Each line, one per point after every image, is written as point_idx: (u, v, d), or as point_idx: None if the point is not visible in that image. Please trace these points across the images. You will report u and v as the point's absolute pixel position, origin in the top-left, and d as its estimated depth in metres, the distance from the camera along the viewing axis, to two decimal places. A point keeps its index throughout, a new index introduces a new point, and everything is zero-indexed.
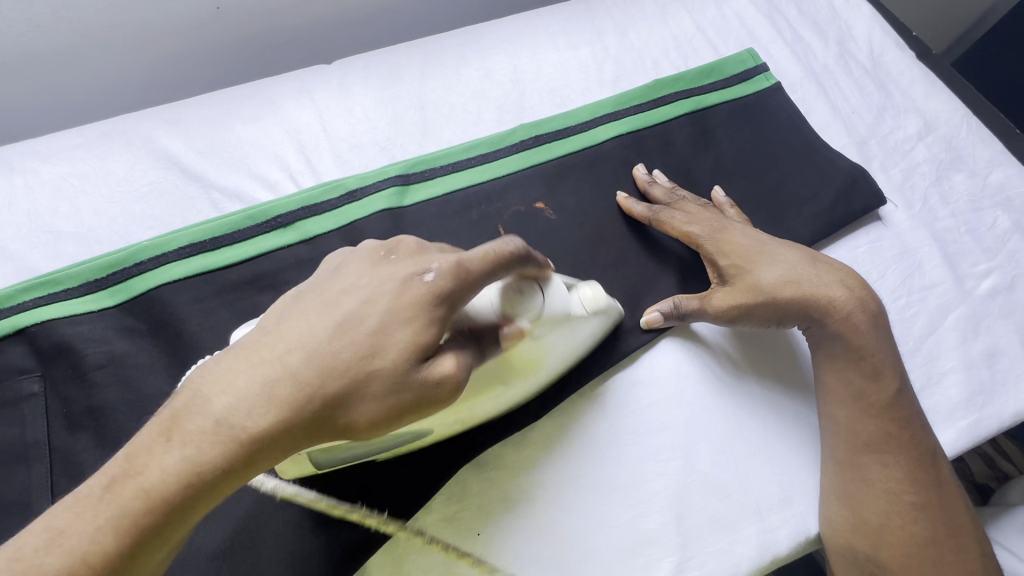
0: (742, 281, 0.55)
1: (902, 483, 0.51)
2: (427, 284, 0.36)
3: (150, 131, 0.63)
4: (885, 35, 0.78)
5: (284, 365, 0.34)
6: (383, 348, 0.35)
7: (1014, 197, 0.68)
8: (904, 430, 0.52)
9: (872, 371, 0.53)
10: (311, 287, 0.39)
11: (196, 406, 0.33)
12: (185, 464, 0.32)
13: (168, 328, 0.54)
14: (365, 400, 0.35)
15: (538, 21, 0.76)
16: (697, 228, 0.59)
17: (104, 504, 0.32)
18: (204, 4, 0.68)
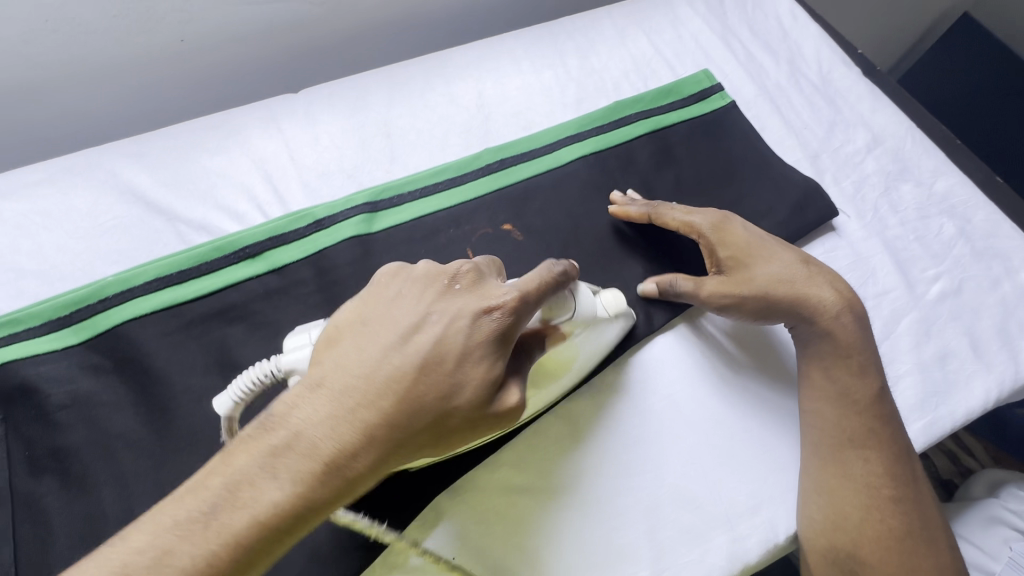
0: (744, 272, 0.58)
1: (880, 477, 0.53)
2: (496, 321, 0.39)
3: (115, 166, 0.63)
4: (832, 53, 0.82)
5: (380, 404, 0.37)
6: (467, 384, 0.38)
7: (958, 204, 0.71)
8: (883, 426, 0.54)
9: (859, 369, 0.56)
10: (378, 312, 0.40)
11: (302, 441, 0.35)
12: (294, 500, 0.34)
13: (135, 365, 0.53)
14: (453, 427, 0.39)
15: (502, 46, 0.78)
16: (702, 219, 0.61)
17: (210, 537, 0.33)
18: (169, 36, 0.69)
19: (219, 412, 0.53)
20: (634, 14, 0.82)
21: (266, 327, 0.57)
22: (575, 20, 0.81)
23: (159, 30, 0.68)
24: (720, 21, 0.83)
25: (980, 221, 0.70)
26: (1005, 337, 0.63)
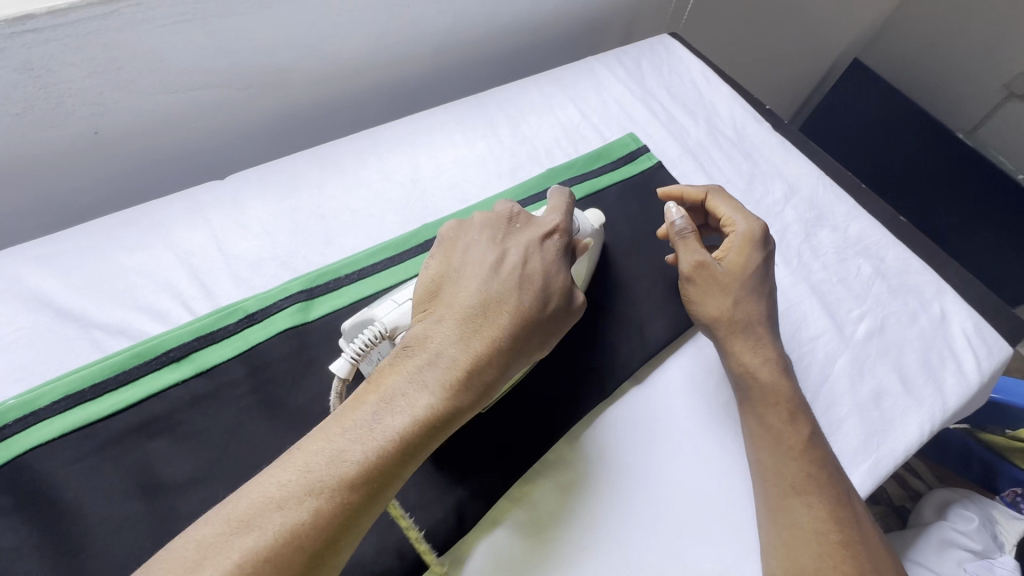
0: (742, 276, 0.61)
1: (828, 521, 0.52)
2: (556, 243, 0.52)
3: (20, 271, 0.59)
4: (743, 110, 0.89)
5: (492, 316, 0.46)
6: (551, 294, 0.49)
7: (871, 245, 0.76)
8: (820, 468, 0.54)
9: (788, 414, 0.56)
10: (462, 259, 0.50)
11: (434, 352, 0.44)
12: (443, 397, 0.42)
13: (40, 500, 0.47)
14: (546, 334, 0.49)
15: (434, 120, 0.79)
16: (749, 224, 0.63)
17: (376, 438, 0.39)
18: (81, 129, 0.66)
19: (140, 543, 0.47)
20: (560, 83, 0.86)
21: (194, 437, 0.52)
22: (504, 90, 0.84)
23: (70, 124, 0.65)
24: (640, 86, 0.89)
25: (892, 258, 0.75)
26: (929, 369, 0.66)
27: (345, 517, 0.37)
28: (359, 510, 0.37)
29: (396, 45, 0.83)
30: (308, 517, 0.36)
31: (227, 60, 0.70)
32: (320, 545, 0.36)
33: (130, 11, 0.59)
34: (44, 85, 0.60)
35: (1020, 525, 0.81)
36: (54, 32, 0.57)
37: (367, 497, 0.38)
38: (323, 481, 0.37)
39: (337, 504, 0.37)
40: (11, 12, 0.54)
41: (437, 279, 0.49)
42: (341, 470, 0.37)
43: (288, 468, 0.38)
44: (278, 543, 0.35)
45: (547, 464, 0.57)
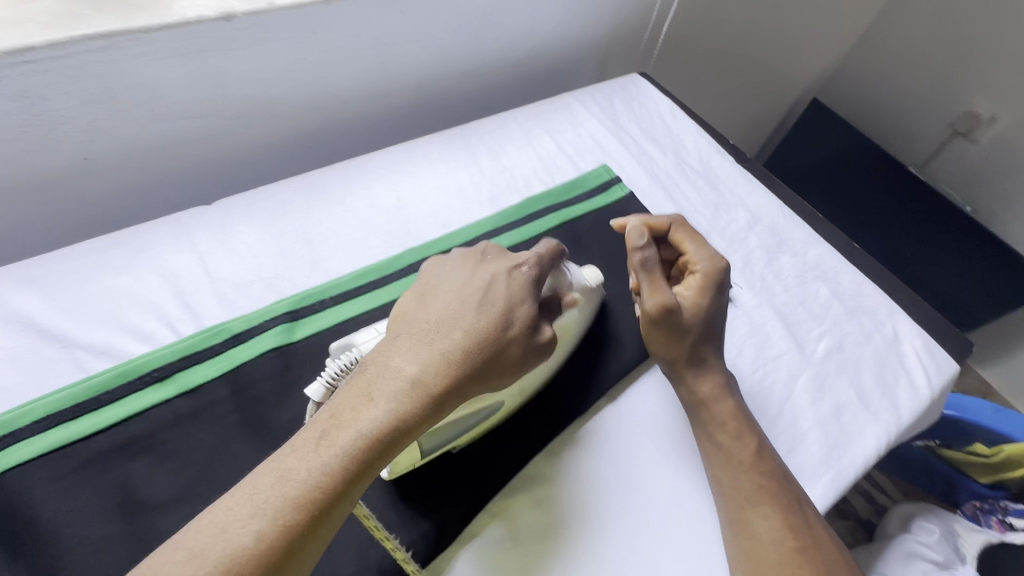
0: (705, 316, 0.63)
1: (782, 530, 0.54)
2: (525, 273, 0.52)
3: (2, 292, 0.59)
4: (709, 145, 0.95)
5: (451, 342, 0.46)
6: (515, 315, 0.49)
7: (828, 269, 0.82)
8: (772, 480, 0.57)
9: (736, 432, 0.59)
10: (427, 288, 0.51)
11: (389, 371, 0.44)
12: (391, 417, 0.42)
13: (16, 520, 0.47)
14: (506, 356, 0.49)
15: (417, 150, 0.83)
16: (713, 267, 0.65)
17: (323, 462, 0.39)
18: (70, 155, 0.68)
19: (119, 563, 0.47)
20: (537, 117, 0.91)
21: (176, 456, 0.53)
22: (484, 123, 0.89)
23: (61, 149, 0.67)
24: (613, 121, 0.94)
25: (848, 282, 0.80)
26: (883, 386, 0.70)
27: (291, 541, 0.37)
28: (301, 534, 0.37)
29: (382, 80, 0.87)
30: (248, 542, 0.36)
31: (219, 91, 0.73)
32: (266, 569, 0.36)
33: (128, 44, 0.62)
34: (38, 112, 0.62)
35: (980, 537, 0.84)
36: (52, 62, 0.59)
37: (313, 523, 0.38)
38: (266, 500, 0.37)
39: (277, 526, 0.37)
40: (11, 44, 0.56)
41: (409, 302, 0.50)
42: (293, 499, 0.38)
43: (237, 497, 0.38)
44: (219, 566, 0.35)
45: (525, 479, 0.59)
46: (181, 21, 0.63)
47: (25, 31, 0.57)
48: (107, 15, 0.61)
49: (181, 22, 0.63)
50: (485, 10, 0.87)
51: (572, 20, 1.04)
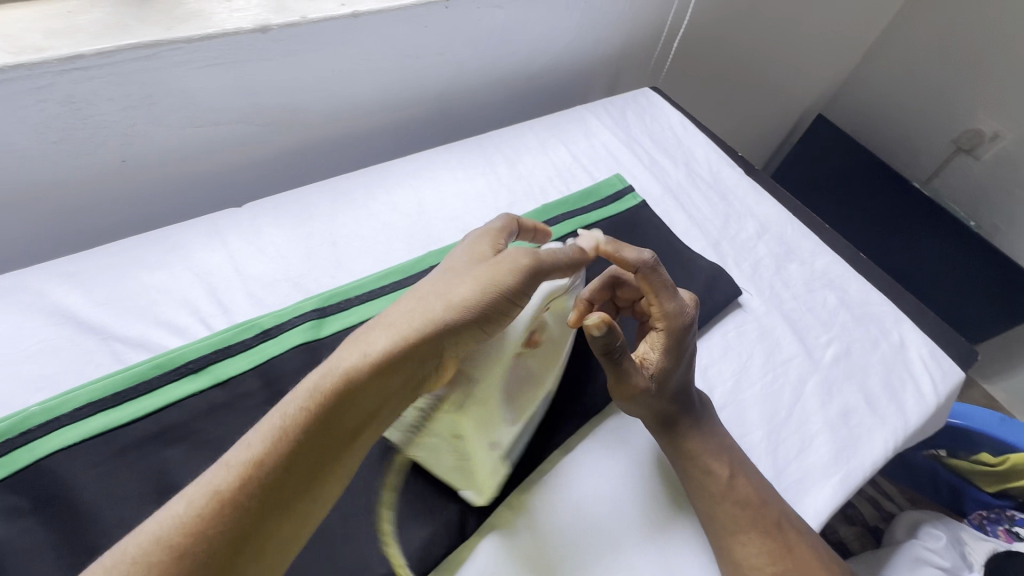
0: (676, 381, 0.61)
1: (765, 556, 0.56)
2: (469, 243, 0.55)
3: (45, 286, 0.62)
4: (718, 157, 0.98)
5: (417, 301, 0.48)
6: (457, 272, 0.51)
7: (836, 278, 0.84)
8: (749, 506, 0.58)
9: (705, 467, 0.59)
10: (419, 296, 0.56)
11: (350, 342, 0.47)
12: (333, 366, 0.43)
13: (57, 502, 0.49)
14: (452, 298, 0.48)
15: (437, 158, 0.86)
16: (680, 318, 0.61)
17: (274, 419, 0.41)
18: (109, 158, 0.71)
19: None
20: (553, 128, 0.95)
21: (209, 444, 0.55)
22: (501, 133, 0.92)
23: (102, 152, 0.70)
24: (625, 133, 0.97)
25: (855, 291, 0.82)
26: (891, 392, 0.72)
27: (225, 507, 0.37)
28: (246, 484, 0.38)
29: (404, 91, 0.91)
30: (181, 511, 0.37)
31: (251, 100, 0.76)
32: (201, 538, 0.36)
33: (170, 53, 0.65)
34: (83, 116, 0.65)
35: (987, 545, 0.84)
36: (98, 70, 0.62)
37: (257, 481, 0.38)
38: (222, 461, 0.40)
39: (223, 480, 0.38)
40: (62, 52, 0.60)
41: None
42: (228, 465, 0.39)
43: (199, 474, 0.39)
44: (155, 538, 0.35)
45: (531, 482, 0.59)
46: (219, 33, 0.67)
47: (75, 41, 0.61)
48: (151, 26, 0.65)
49: (220, 34, 0.67)
50: (504, 26, 0.91)
51: (586, 36, 1.07)
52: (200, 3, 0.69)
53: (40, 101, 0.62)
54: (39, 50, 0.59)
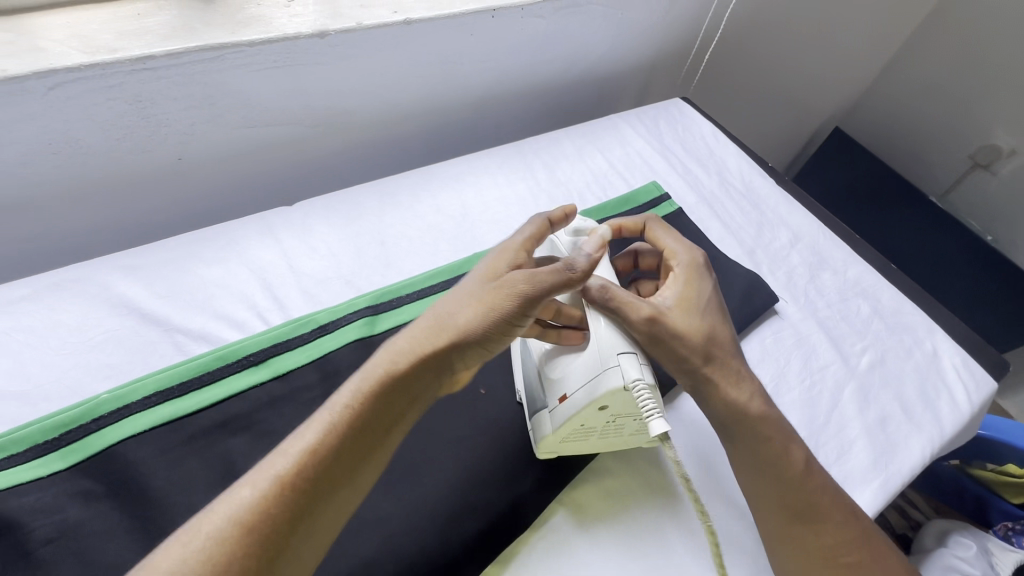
0: (696, 316, 0.58)
1: (835, 544, 0.56)
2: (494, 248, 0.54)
3: (108, 278, 0.64)
4: (750, 167, 1.00)
5: (435, 320, 0.47)
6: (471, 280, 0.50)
7: (868, 287, 0.85)
8: (822, 493, 0.57)
9: (783, 450, 0.58)
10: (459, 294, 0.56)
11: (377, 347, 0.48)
12: (365, 374, 0.44)
13: (130, 487, 0.51)
14: (459, 314, 0.47)
15: (478, 163, 0.88)
16: (692, 255, 0.62)
17: (314, 428, 0.42)
18: (166, 156, 0.73)
19: None
20: (589, 135, 0.97)
21: (272, 435, 0.56)
22: (540, 139, 0.94)
23: (161, 149, 0.72)
24: (659, 142, 0.99)
25: (887, 300, 0.84)
26: (926, 400, 0.73)
27: (283, 499, 0.39)
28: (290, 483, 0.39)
29: (446, 97, 0.93)
30: (246, 497, 0.38)
31: (303, 102, 0.78)
32: (262, 533, 0.37)
33: (233, 56, 0.67)
34: (147, 114, 0.67)
35: (1014, 556, 0.85)
36: (165, 71, 0.64)
37: (306, 478, 0.40)
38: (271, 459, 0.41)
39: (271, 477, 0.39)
40: (135, 53, 0.62)
41: None
42: (285, 456, 0.40)
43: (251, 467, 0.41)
44: (228, 522, 0.37)
45: (582, 481, 0.59)
46: (280, 37, 0.69)
47: (146, 42, 0.63)
48: (216, 29, 0.67)
49: (280, 38, 0.69)
50: (545, 35, 0.93)
51: (620, 46, 1.09)
52: (261, 8, 0.71)
53: (109, 99, 0.64)
54: (112, 51, 0.61)
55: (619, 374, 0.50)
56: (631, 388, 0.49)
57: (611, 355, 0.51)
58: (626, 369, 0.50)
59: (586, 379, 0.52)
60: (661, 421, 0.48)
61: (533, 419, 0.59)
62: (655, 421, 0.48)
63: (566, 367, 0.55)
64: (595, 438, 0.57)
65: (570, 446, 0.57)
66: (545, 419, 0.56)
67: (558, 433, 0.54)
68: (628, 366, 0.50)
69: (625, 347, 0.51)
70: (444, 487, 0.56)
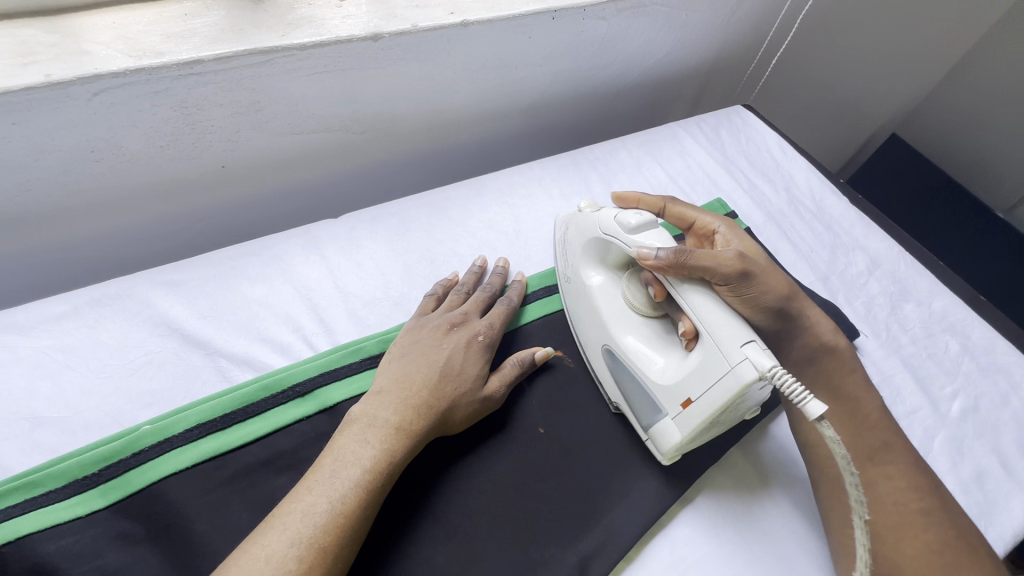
0: (762, 258, 0.60)
1: (909, 491, 0.52)
2: (481, 342, 0.58)
3: (149, 294, 0.61)
4: (821, 184, 0.93)
5: (416, 396, 0.52)
6: (469, 378, 0.55)
7: (956, 322, 0.78)
8: (900, 443, 0.55)
9: (862, 385, 0.59)
10: (399, 352, 0.56)
11: (368, 418, 0.50)
12: (385, 452, 0.48)
13: (171, 530, 0.47)
14: (458, 412, 0.53)
15: (531, 174, 0.82)
16: (720, 220, 0.67)
17: (336, 496, 0.44)
18: (210, 164, 0.69)
19: None
20: (646, 145, 0.90)
21: None
22: (594, 149, 0.88)
23: (204, 157, 0.68)
24: (721, 154, 0.93)
25: (978, 337, 0.76)
26: None
27: (325, 568, 0.41)
28: (327, 557, 0.41)
29: (497, 103, 0.87)
30: (292, 569, 0.40)
31: (351, 108, 0.74)
32: None
33: (284, 60, 0.63)
34: (193, 121, 0.64)
35: None
36: (214, 75, 0.60)
37: (337, 556, 0.42)
38: (302, 532, 0.41)
39: (314, 550, 0.41)
40: (182, 57, 0.58)
41: (385, 361, 0.56)
42: (317, 526, 0.42)
43: (268, 528, 0.42)
44: None
45: (653, 542, 0.54)
46: (332, 40, 0.64)
47: (193, 44, 0.59)
48: (267, 32, 0.62)
49: (333, 41, 0.64)
50: (605, 37, 0.87)
51: (680, 49, 1.03)
52: (313, 9, 0.66)
53: (153, 105, 0.60)
54: (159, 54, 0.57)
55: (750, 365, 0.46)
56: (770, 376, 0.45)
57: (735, 347, 0.47)
58: (755, 359, 0.46)
59: (714, 378, 0.49)
60: (817, 401, 0.43)
61: (651, 428, 0.56)
62: (810, 402, 0.43)
63: (685, 368, 0.53)
64: (722, 426, 0.54)
65: (701, 441, 0.54)
66: (668, 427, 0.53)
67: (687, 439, 0.52)
68: (756, 355, 0.46)
69: (744, 336, 0.48)
70: (503, 540, 0.51)
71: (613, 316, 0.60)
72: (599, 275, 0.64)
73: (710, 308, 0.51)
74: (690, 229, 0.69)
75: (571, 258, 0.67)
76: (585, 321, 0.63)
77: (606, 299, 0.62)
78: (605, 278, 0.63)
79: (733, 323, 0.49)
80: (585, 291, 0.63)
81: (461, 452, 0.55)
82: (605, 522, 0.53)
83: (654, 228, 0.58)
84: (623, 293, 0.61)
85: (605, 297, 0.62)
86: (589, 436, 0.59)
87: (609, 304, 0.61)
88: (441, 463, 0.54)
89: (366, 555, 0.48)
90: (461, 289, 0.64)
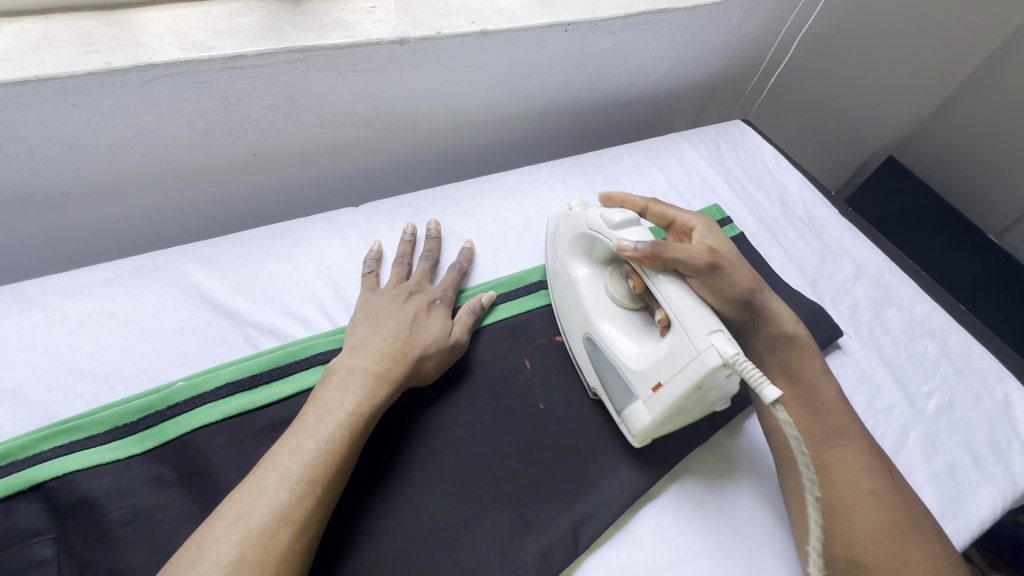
0: (732, 254, 0.65)
1: (859, 471, 0.56)
2: (438, 307, 0.64)
3: (184, 267, 0.65)
4: (813, 196, 0.98)
5: (387, 350, 0.56)
6: (429, 334, 0.60)
7: (935, 327, 0.82)
8: (851, 431, 0.59)
9: (822, 371, 0.63)
10: (365, 316, 0.61)
11: (347, 372, 0.53)
12: (366, 399, 0.52)
13: (201, 476, 0.52)
14: (424, 364, 0.58)
15: (539, 174, 0.88)
16: (703, 221, 0.70)
17: (321, 437, 0.48)
18: (242, 151, 0.75)
19: None
20: (649, 152, 0.95)
21: None
22: (600, 154, 0.93)
23: (239, 145, 0.74)
24: (720, 163, 0.98)
25: (956, 342, 0.81)
26: (996, 449, 0.70)
27: (318, 497, 0.45)
28: (319, 491, 0.45)
29: (510, 108, 0.93)
30: (284, 499, 0.43)
31: (374, 107, 0.79)
32: (305, 522, 0.44)
33: (318, 59, 0.68)
34: (231, 111, 0.69)
35: None
36: (254, 70, 0.66)
37: (325, 489, 0.46)
38: (292, 468, 0.45)
39: (304, 483, 0.45)
40: (228, 52, 0.63)
41: (353, 322, 0.61)
42: (308, 463, 0.46)
43: (261, 467, 0.45)
44: (272, 519, 0.42)
45: (640, 512, 0.58)
46: (362, 41, 0.69)
47: (237, 41, 0.64)
48: (303, 32, 0.68)
49: (362, 43, 0.69)
50: (613, 50, 0.93)
51: (684, 64, 1.09)
52: (345, 13, 0.72)
53: (199, 94, 0.65)
54: (207, 48, 0.62)
55: (715, 351, 0.49)
56: (733, 362, 0.48)
57: (702, 335, 0.51)
58: (719, 346, 0.50)
59: (677, 364, 0.52)
60: (772, 387, 0.45)
61: (624, 412, 0.59)
62: (766, 386, 0.45)
63: (658, 352, 0.55)
64: (688, 415, 0.57)
65: (665, 428, 0.58)
66: (639, 410, 0.57)
67: (654, 421, 0.55)
68: (721, 343, 0.50)
69: (711, 325, 0.51)
70: (503, 502, 0.55)
71: (592, 304, 0.64)
72: (585, 269, 0.68)
73: (680, 297, 0.55)
74: (670, 227, 0.73)
75: (559, 256, 0.71)
76: (567, 308, 0.68)
77: (589, 291, 0.65)
78: (590, 272, 0.67)
79: (702, 313, 0.52)
80: (570, 284, 0.67)
81: (467, 421, 0.60)
82: (597, 491, 0.58)
83: (638, 227, 0.61)
84: (604, 285, 0.65)
85: (590, 288, 0.65)
86: (585, 413, 0.64)
87: (591, 296, 0.65)
88: (448, 430, 0.58)
89: (376, 506, 0.52)
90: (403, 261, 0.69)
